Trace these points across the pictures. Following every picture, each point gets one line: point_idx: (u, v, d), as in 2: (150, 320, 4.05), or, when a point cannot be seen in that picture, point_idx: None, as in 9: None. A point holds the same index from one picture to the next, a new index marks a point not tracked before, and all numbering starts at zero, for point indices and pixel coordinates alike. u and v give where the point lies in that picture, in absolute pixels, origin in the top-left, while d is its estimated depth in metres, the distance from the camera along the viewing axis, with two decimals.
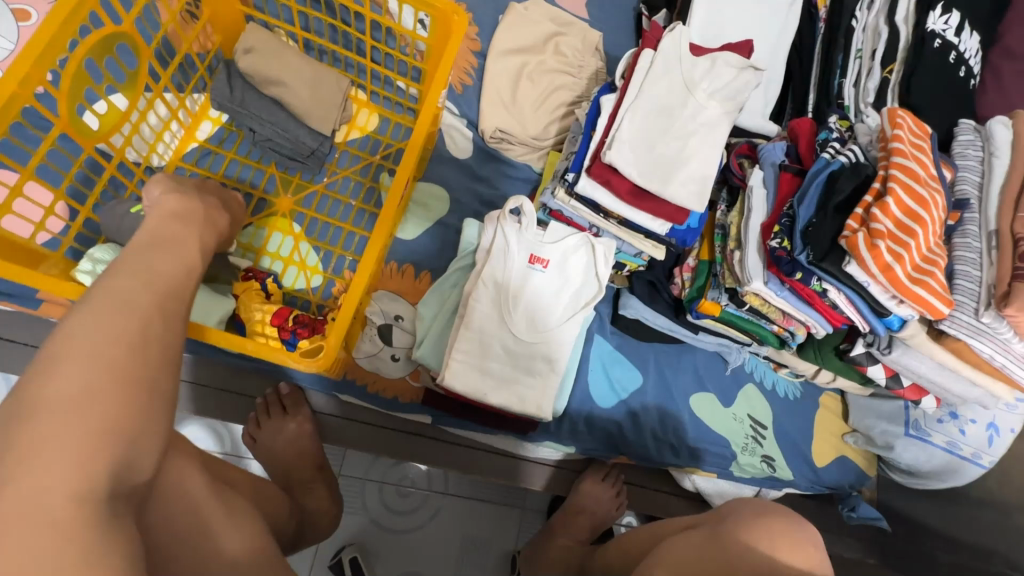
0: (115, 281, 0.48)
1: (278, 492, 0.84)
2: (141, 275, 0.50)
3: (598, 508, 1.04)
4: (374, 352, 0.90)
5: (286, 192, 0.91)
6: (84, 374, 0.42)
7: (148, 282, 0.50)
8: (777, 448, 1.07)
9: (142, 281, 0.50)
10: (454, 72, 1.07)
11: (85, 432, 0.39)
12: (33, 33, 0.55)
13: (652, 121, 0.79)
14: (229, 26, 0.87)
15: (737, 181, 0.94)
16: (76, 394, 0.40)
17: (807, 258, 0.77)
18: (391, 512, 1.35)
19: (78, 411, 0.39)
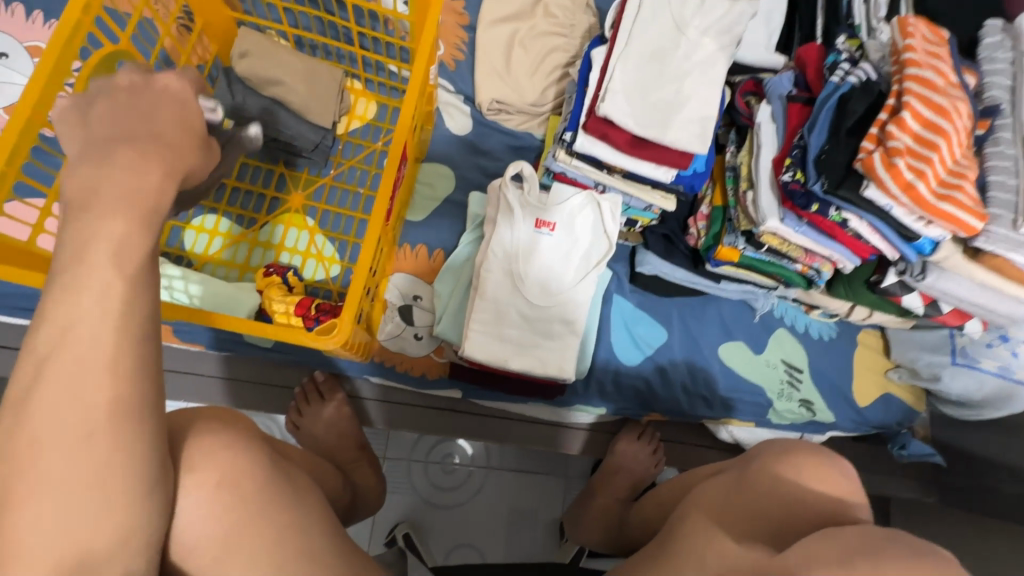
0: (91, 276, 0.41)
1: (329, 469, 0.89)
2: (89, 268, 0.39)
3: (635, 465, 1.04)
4: (397, 333, 0.93)
5: (297, 188, 0.94)
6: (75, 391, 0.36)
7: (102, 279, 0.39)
8: (815, 391, 1.05)
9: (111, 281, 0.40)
10: (446, 49, 1.06)
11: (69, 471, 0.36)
12: (39, 61, 0.59)
13: (645, 67, 0.77)
14: (223, 35, 0.90)
15: (744, 120, 0.91)
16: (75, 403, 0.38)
17: (823, 187, 0.74)
18: (438, 489, 1.40)
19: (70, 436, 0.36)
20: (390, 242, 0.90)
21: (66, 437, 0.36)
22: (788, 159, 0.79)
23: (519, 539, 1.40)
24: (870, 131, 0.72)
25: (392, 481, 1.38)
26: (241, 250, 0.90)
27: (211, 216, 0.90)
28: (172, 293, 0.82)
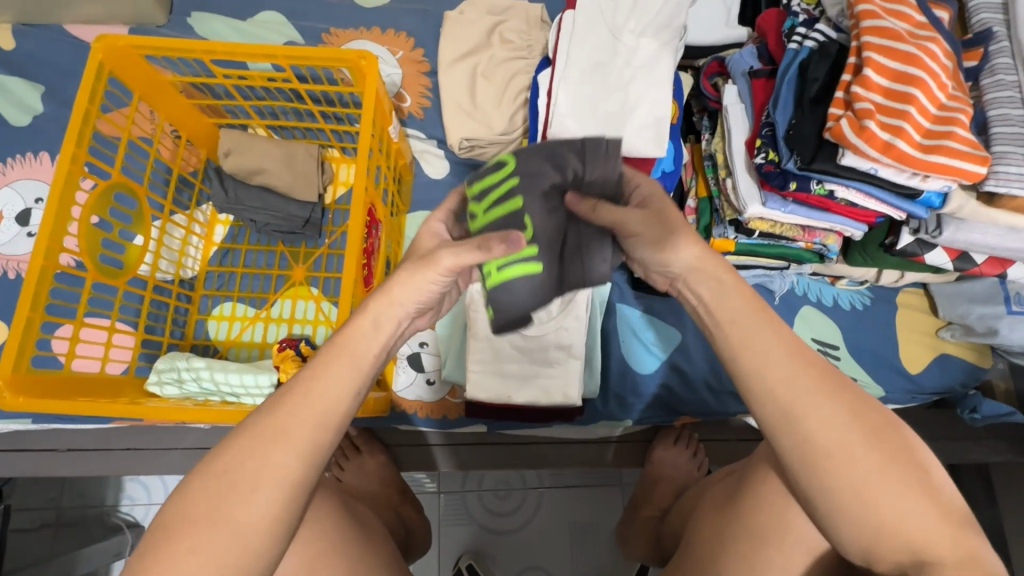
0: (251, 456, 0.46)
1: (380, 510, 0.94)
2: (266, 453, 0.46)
3: (676, 473, 1.01)
4: (410, 381, 0.97)
5: (298, 262, 1.00)
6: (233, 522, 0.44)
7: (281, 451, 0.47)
8: (857, 366, 0.97)
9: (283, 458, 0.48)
10: (412, 99, 1.09)
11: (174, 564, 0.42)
12: (42, 214, 0.67)
13: (588, 83, 0.76)
14: (208, 138, 0.98)
15: (713, 104, 0.87)
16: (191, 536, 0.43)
17: (796, 164, 0.70)
18: (495, 515, 1.42)
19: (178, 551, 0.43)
20: None
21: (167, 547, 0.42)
22: (758, 141, 0.74)
23: (585, 554, 1.40)
24: (835, 95, 0.67)
25: (449, 514, 1.41)
26: (257, 329, 0.97)
27: (227, 303, 0.97)
28: (200, 384, 0.85)
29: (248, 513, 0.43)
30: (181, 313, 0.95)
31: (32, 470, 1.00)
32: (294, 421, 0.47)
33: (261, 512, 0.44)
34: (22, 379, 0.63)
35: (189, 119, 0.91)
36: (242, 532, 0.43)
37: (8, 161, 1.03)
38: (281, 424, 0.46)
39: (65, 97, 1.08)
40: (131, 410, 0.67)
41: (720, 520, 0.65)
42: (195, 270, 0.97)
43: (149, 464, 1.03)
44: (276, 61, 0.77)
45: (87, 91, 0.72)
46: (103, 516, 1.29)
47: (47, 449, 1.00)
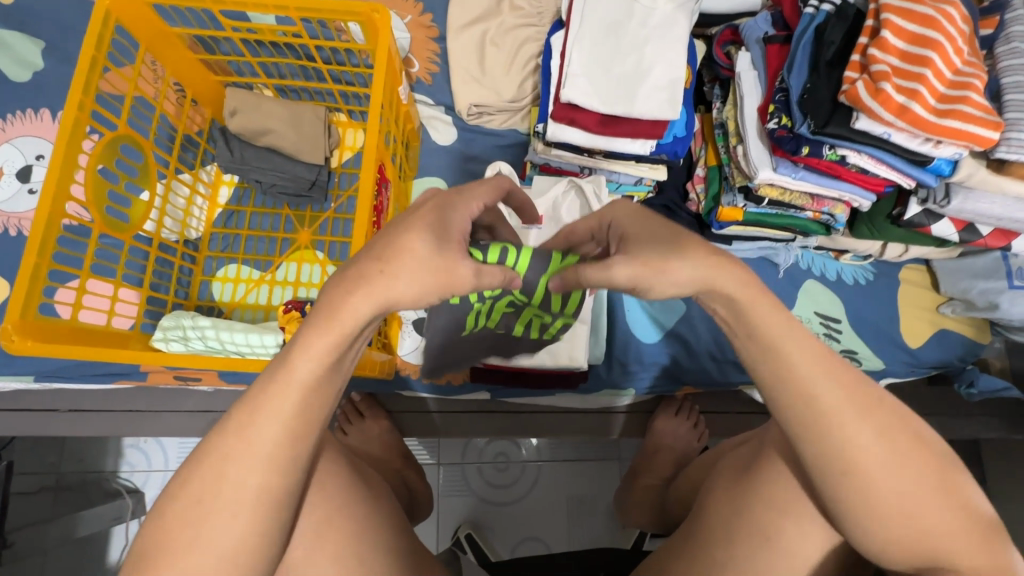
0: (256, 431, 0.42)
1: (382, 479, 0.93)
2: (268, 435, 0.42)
3: (677, 443, 1.03)
4: (415, 346, 0.97)
5: (304, 226, 1.00)
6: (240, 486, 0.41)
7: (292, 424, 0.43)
8: (858, 339, 0.98)
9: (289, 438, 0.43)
10: (420, 64, 1.08)
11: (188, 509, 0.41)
12: (49, 160, 0.66)
13: (602, 44, 0.75)
14: (213, 97, 0.97)
15: (726, 72, 0.87)
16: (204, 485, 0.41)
17: (810, 129, 0.69)
18: (495, 487, 1.43)
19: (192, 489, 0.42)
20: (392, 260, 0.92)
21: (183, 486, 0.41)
22: (772, 106, 0.74)
23: (582, 527, 1.41)
24: (852, 58, 0.67)
25: (449, 485, 1.43)
26: (262, 292, 0.96)
27: (232, 265, 0.97)
28: (206, 342, 0.85)
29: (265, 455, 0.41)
30: (186, 273, 0.95)
31: (34, 430, 1.00)
32: (272, 408, 0.42)
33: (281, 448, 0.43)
34: (29, 324, 0.63)
35: (194, 76, 0.90)
36: (244, 479, 0.40)
37: (8, 117, 1.01)
38: (302, 385, 0.42)
39: (66, 55, 1.06)
40: (137, 358, 0.67)
41: (724, 478, 0.66)
42: (199, 232, 0.97)
43: (152, 426, 1.03)
44: (287, 13, 0.75)
45: (95, 39, 0.70)
46: (103, 482, 1.29)
47: (49, 409, 0.99)
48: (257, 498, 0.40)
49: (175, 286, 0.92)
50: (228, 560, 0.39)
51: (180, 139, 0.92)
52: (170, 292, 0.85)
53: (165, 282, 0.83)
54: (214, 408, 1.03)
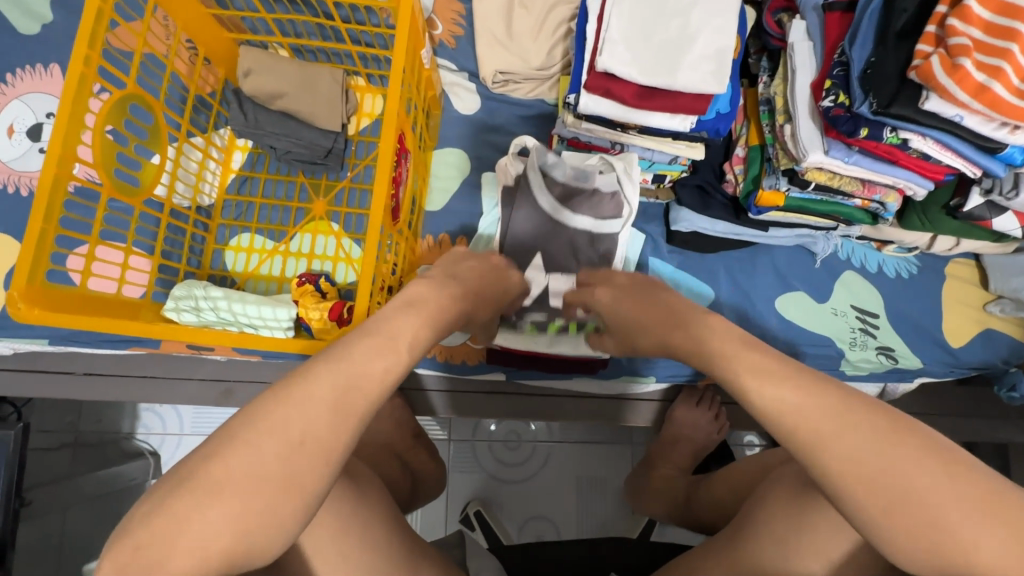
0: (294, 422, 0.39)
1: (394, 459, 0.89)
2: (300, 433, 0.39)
3: (696, 433, 1.00)
4: None
5: (318, 196, 0.96)
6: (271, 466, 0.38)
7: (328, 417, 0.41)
8: (896, 336, 0.93)
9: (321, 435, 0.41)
10: (443, 26, 1.01)
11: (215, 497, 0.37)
12: (54, 119, 0.63)
13: (644, 7, 0.69)
14: (226, 56, 0.92)
15: (776, 42, 0.80)
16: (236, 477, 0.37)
17: (871, 108, 0.63)
18: (505, 466, 1.43)
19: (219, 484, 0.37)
20: (409, 236, 0.88)
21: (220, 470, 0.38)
22: (829, 81, 0.68)
23: (591, 508, 1.41)
24: (927, 30, 0.60)
25: (460, 461, 1.42)
26: (276, 263, 0.94)
27: (245, 235, 0.94)
28: (219, 314, 0.83)
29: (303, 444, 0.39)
30: (199, 241, 0.92)
31: (50, 391, 1.00)
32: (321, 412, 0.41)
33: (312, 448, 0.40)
34: (36, 292, 0.60)
35: (206, 32, 0.85)
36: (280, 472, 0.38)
37: (17, 72, 0.98)
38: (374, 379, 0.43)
39: (76, 7, 1.01)
40: (144, 330, 0.65)
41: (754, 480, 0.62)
42: (212, 198, 0.94)
43: (165, 392, 1.02)
44: None
45: None
46: (120, 442, 1.31)
47: (63, 372, 0.99)
48: (260, 498, 0.37)
49: (187, 254, 0.90)
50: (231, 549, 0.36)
51: (192, 100, 0.88)
52: (182, 260, 0.83)
53: (175, 250, 0.81)
54: (227, 378, 1.02)
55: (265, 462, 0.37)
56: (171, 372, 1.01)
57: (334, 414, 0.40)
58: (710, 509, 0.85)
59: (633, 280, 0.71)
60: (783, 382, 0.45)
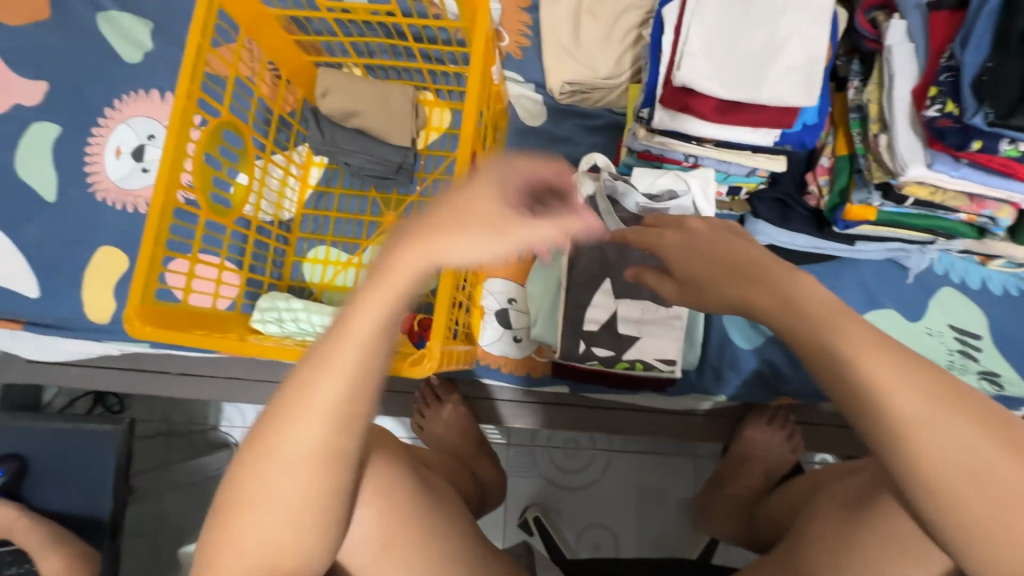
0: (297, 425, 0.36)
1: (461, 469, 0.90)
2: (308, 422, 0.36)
3: (768, 453, 0.96)
4: (497, 336, 0.95)
5: (390, 209, 0.99)
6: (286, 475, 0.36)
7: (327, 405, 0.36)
8: (1001, 360, 0.85)
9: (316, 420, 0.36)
10: (510, 37, 1.01)
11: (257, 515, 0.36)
12: (163, 151, 0.68)
13: (726, 17, 0.66)
14: (305, 78, 0.96)
15: (871, 44, 0.74)
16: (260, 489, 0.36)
17: (986, 119, 0.57)
18: (563, 472, 1.42)
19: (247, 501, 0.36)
20: None
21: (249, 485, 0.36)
22: (934, 89, 0.63)
23: (650, 519, 1.38)
24: None
25: (518, 466, 1.44)
26: (350, 275, 0.98)
27: (322, 247, 0.99)
28: (299, 325, 0.87)
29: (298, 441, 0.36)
30: (280, 254, 0.98)
31: (150, 388, 1.10)
32: (324, 400, 0.36)
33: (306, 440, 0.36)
34: (148, 310, 0.66)
35: (288, 56, 0.90)
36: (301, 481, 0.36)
37: (123, 98, 1.07)
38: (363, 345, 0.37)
39: (173, 35, 1.09)
40: (242, 348, 0.68)
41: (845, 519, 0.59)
42: (291, 213, 0.99)
43: (249, 393, 1.09)
44: None
45: (201, 27, 0.70)
46: (206, 433, 1.41)
47: (162, 371, 1.08)
48: None
49: (271, 267, 0.96)
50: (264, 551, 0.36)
51: (276, 121, 0.93)
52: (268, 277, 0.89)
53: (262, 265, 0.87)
54: None
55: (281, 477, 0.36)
56: (254, 375, 1.08)
57: (329, 412, 0.36)
58: (768, 530, 0.80)
59: (712, 225, 0.52)
60: (886, 357, 0.35)
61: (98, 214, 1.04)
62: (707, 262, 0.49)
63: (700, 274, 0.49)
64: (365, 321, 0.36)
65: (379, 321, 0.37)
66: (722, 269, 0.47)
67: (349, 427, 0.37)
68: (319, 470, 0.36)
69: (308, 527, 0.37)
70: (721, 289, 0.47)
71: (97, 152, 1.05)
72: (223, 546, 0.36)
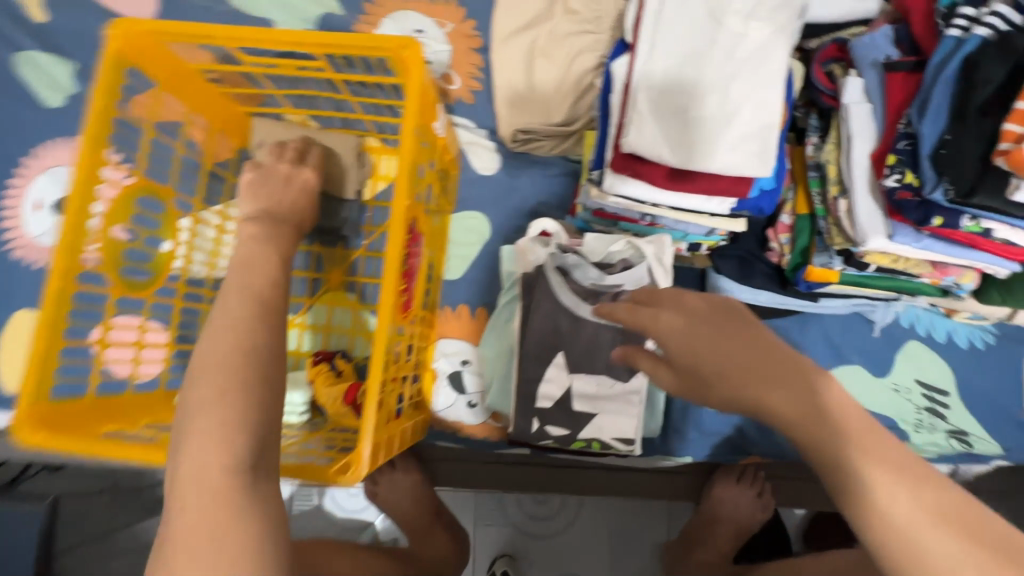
0: (199, 378, 0.48)
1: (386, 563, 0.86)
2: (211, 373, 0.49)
3: (738, 513, 0.92)
4: (451, 402, 0.88)
5: (335, 264, 0.93)
6: (212, 407, 0.47)
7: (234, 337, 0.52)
8: (969, 417, 0.83)
9: (218, 362, 0.50)
10: (461, 80, 0.96)
11: (214, 447, 0.45)
12: (59, 232, 0.61)
13: (675, 79, 0.62)
14: (239, 128, 0.89)
15: (828, 100, 0.71)
16: (199, 435, 0.46)
17: (947, 196, 0.54)
18: (533, 519, 1.37)
19: (199, 447, 0.45)
20: (425, 315, 0.84)
21: (195, 443, 0.46)
22: (892, 157, 0.59)
23: (623, 566, 1.34)
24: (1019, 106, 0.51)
25: (486, 514, 1.37)
26: (291, 336, 0.91)
27: None
28: None
29: (205, 382, 0.48)
30: None
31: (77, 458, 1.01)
32: (231, 337, 0.51)
33: (216, 356, 0.50)
34: (41, 412, 0.59)
35: (217, 107, 0.83)
36: (224, 406, 0.47)
37: (43, 146, 0.99)
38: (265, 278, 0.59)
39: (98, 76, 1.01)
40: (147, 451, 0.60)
41: None
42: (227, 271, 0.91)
43: None
44: (307, 49, 0.66)
45: (104, 90, 0.64)
46: None
47: None
48: None
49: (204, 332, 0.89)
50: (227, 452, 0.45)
51: (204, 175, 0.86)
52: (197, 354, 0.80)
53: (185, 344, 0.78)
54: None
55: (208, 405, 0.47)
56: None
57: (238, 333, 0.52)
58: None
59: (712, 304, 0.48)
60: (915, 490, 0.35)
61: (16, 274, 0.95)
62: (721, 351, 0.44)
63: (710, 364, 0.44)
64: (235, 294, 0.55)
65: (250, 279, 0.57)
66: (743, 362, 0.43)
67: (267, 323, 0.54)
68: (240, 361, 0.50)
69: (251, 411, 0.48)
70: (733, 385, 0.43)
71: (14, 206, 0.97)
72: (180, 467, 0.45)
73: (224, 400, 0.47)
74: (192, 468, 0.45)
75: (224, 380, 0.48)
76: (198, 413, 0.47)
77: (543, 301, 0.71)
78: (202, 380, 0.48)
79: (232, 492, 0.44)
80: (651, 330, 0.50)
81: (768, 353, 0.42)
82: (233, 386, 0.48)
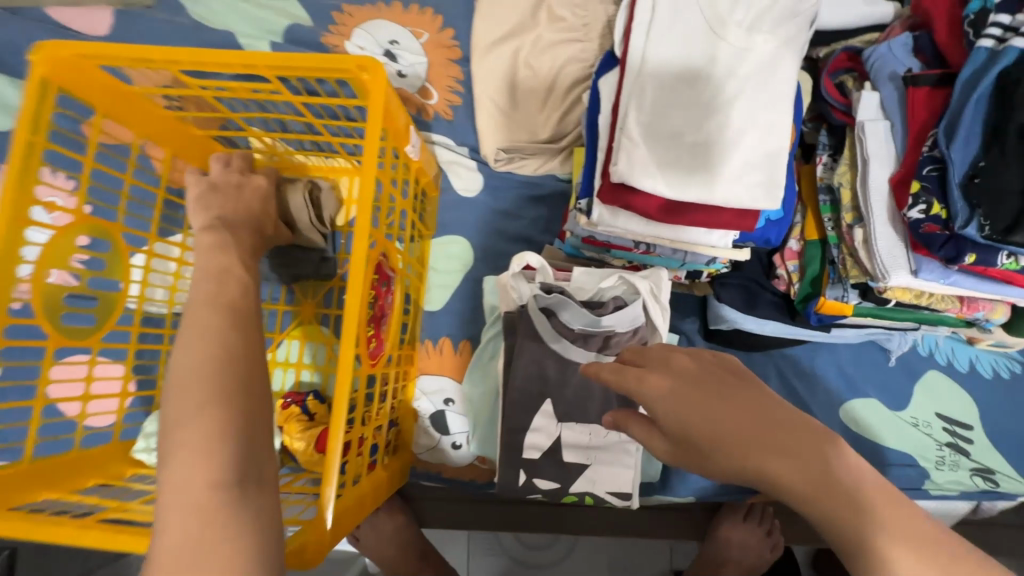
0: (177, 389, 0.40)
1: None
2: (190, 381, 0.40)
3: (745, 555, 0.86)
4: (433, 444, 0.81)
5: (307, 297, 0.86)
6: (195, 419, 0.38)
7: (211, 344, 0.43)
8: (995, 452, 0.76)
9: (198, 373, 0.41)
10: (439, 94, 0.89)
11: (199, 460, 0.37)
12: None
13: (670, 100, 0.55)
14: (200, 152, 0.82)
15: (840, 116, 0.64)
16: (181, 453, 0.37)
17: (982, 232, 0.47)
18: (530, 549, 1.31)
19: (176, 470, 0.36)
20: (402, 353, 0.78)
21: (173, 466, 0.37)
22: (916, 184, 0.52)
23: None
24: None
25: (480, 544, 1.31)
26: None
27: None
28: None
29: (185, 389, 0.40)
30: None
31: None
32: (206, 349, 0.42)
33: (192, 363, 0.41)
34: None
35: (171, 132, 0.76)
36: (209, 416, 0.38)
37: None
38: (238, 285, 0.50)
39: None
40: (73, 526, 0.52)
41: None
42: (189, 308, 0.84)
43: None
44: (259, 71, 0.59)
45: (29, 120, 0.57)
46: None
47: None
48: None
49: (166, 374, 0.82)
50: (212, 471, 0.36)
51: (159, 205, 0.79)
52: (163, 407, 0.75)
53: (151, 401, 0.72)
54: None
55: (187, 415, 0.38)
56: None
57: (217, 338, 0.43)
58: None
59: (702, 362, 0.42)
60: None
61: None
62: (712, 416, 0.37)
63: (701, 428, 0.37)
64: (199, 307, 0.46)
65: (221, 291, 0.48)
66: (746, 431, 0.35)
67: (237, 334, 0.45)
68: (222, 374, 0.41)
69: (237, 419, 0.39)
70: (734, 458, 0.35)
71: None
72: (168, 495, 0.36)
73: (208, 410, 0.39)
74: (169, 498, 0.36)
75: (212, 388, 0.40)
76: (174, 431, 0.38)
77: (526, 342, 0.65)
78: (183, 389, 0.40)
79: (220, 508, 0.35)
80: (635, 392, 0.42)
81: (774, 421, 0.35)
82: (226, 394, 0.40)
